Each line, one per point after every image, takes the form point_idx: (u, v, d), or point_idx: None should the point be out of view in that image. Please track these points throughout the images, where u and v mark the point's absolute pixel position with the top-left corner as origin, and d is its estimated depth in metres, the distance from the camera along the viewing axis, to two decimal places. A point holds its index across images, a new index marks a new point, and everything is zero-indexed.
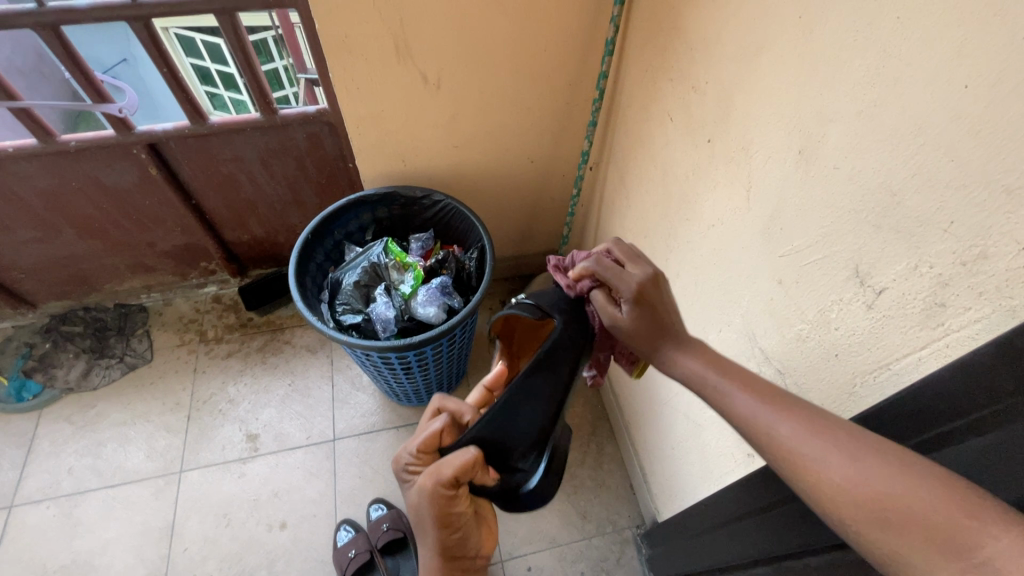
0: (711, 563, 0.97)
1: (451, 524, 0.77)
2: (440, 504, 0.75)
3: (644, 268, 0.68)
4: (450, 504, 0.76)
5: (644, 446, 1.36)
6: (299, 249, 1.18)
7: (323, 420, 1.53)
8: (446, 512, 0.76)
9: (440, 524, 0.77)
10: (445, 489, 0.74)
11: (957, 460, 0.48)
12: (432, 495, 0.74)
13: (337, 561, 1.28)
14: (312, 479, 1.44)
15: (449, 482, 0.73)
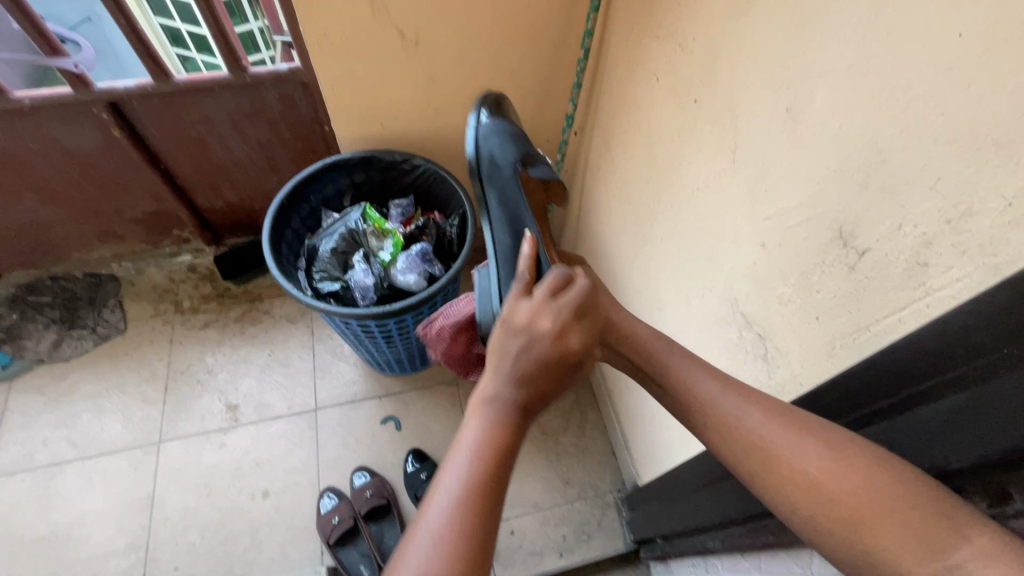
0: (690, 523, 0.99)
1: (506, 431, 0.49)
2: (503, 372, 0.51)
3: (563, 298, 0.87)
4: (544, 369, 0.51)
5: (626, 415, 1.37)
6: (272, 215, 1.14)
7: (305, 390, 1.52)
8: (534, 382, 0.51)
9: (494, 409, 0.50)
10: (567, 336, 0.52)
11: (936, 416, 0.47)
12: (541, 336, 0.51)
13: (321, 528, 1.29)
14: (294, 449, 1.43)
15: (574, 333, 0.53)
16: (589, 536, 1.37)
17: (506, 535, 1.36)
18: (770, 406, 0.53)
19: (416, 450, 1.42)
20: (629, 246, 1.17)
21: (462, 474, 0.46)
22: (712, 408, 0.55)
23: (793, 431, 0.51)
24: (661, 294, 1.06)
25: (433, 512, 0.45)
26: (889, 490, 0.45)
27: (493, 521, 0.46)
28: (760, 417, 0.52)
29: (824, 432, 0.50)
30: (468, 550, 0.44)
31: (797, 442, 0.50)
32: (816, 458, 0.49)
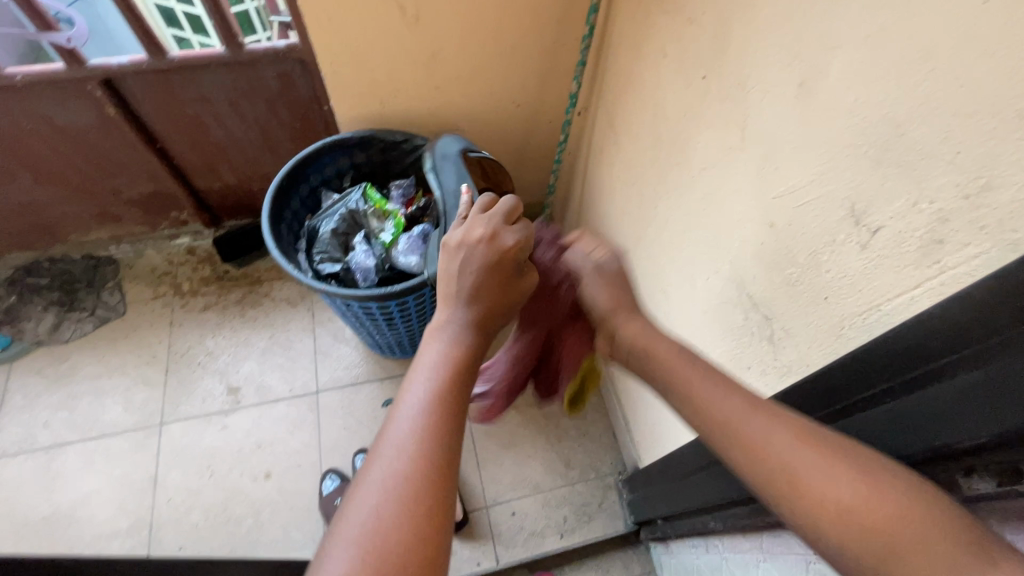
0: (693, 505, 0.99)
1: (459, 344, 0.59)
2: (450, 292, 0.63)
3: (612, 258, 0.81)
4: (483, 278, 0.62)
5: (628, 398, 1.37)
6: (271, 195, 1.13)
7: (306, 372, 1.52)
8: (479, 295, 0.62)
9: (449, 328, 0.60)
10: (499, 241, 0.64)
11: (951, 394, 0.46)
12: (475, 242, 0.64)
13: (323, 509, 1.29)
14: (296, 431, 1.43)
15: (507, 239, 0.65)
16: (590, 518, 1.37)
17: (507, 515, 1.37)
18: (802, 429, 0.51)
19: None
20: (633, 228, 1.16)
21: (421, 379, 0.55)
22: (738, 430, 0.52)
23: (823, 453, 0.49)
24: (665, 276, 1.05)
25: (397, 413, 0.53)
26: (922, 524, 0.43)
27: (453, 415, 0.53)
28: (788, 437, 0.50)
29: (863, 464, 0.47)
30: (430, 437, 0.51)
31: (832, 469, 0.47)
32: (849, 485, 0.46)
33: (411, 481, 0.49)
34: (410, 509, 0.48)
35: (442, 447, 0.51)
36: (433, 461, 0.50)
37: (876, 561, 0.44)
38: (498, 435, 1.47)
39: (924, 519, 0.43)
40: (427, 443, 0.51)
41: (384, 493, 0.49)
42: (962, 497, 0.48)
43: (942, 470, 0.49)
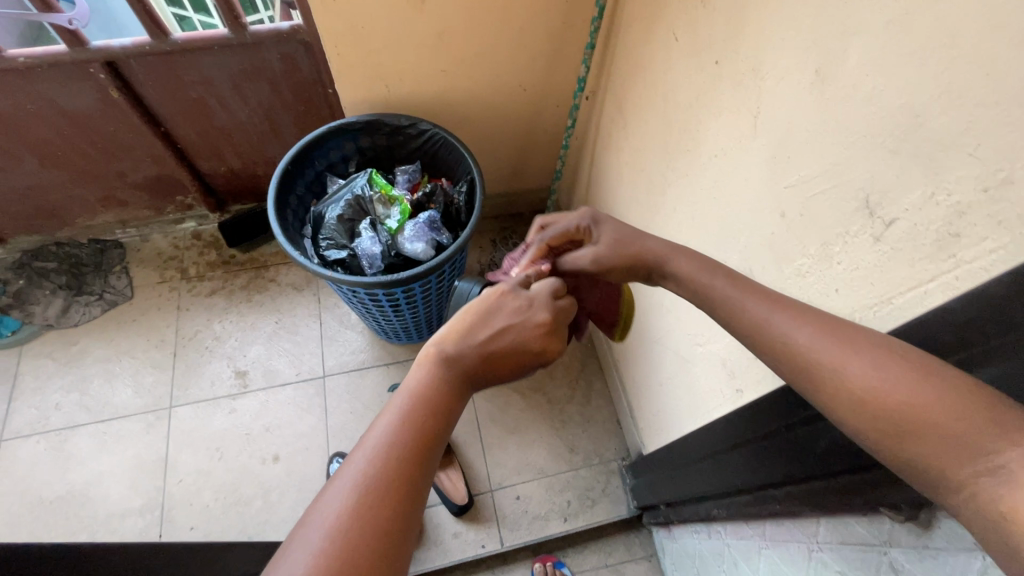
0: (697, 492, 1.00)
1: (442, 391, 0.58)
2: (462, 334, 0.61)
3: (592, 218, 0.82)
4: (499, 341, 0.61)
5: (632, 384, 1.38)
6: (277, 181, 1.12)
7: (312, 357, 1.53)
8: (489, 353, 0.60)
9: (443, 369, 0.59)
10: (529, 313, 0.64)
11: None
12: (504, 306, 0.64)
13: None
14: (303, 414, 1.45)
15: (537, 314, 0.64)
16: (594, 502, 1.39)
17: (512, 499, 1.38)
18: (828, 326, 0.53)
19: None
20: (641, 215, 1.14)
21: (395, 421, 0.54)
22: (769, 331, 0.56)
23: (839, 341, 0.51)
24: None
25: (357, 454, 0.52)
26: (936, 399, 0.43)
27: (412, 469, 0.53)
28: (810, 334, 0.53)
29: (889, 350, 0.48)
30: (384, 489, 0.51)
31: (854, 353, 0.49)
32: (866, 369, 0.47)
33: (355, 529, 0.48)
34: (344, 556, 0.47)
35: (394, 502, 0.51)
36: (376, 524, 0.49)
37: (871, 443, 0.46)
38: (502, 420, 1.48)
39: (937, 394, 0.43)
40: (381, 492, 0.50)
41: (346, 519, 0.49)
42: None
43: None
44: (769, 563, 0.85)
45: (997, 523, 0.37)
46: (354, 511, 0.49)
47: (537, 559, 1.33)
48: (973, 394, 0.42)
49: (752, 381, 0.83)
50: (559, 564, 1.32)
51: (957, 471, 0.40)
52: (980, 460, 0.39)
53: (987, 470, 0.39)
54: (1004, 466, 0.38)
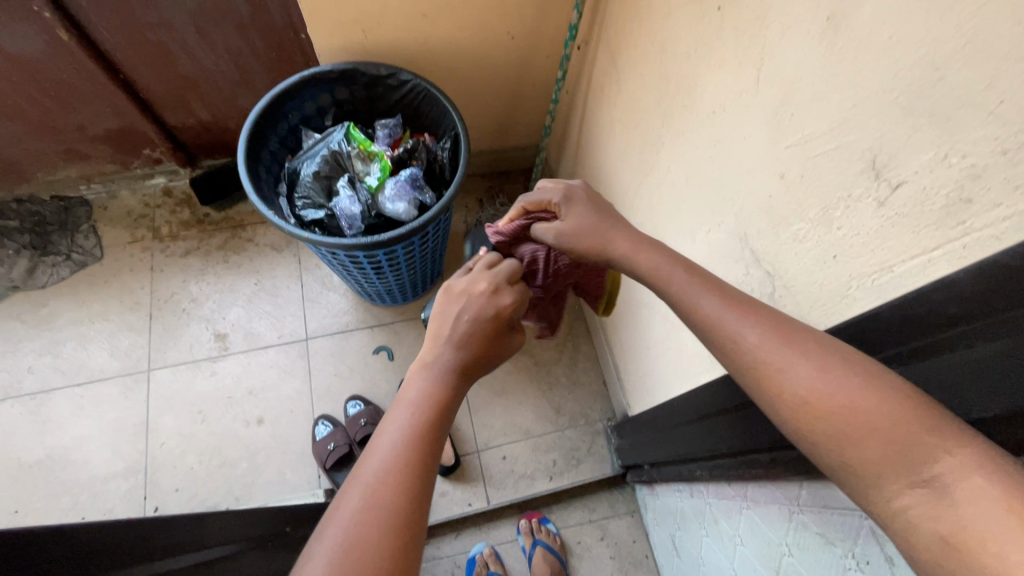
0: (681, 454, 1.01)
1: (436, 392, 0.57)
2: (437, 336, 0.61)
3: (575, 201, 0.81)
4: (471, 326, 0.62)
5: (619, 347, 1.37)
6: (247, 134, 1.04)
7: (295, 320, 1.49)
8: (466, 342, 0.61)
9: (428, 373, 0.58)
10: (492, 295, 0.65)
11: (951, 367, 0.45)
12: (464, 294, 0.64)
13: (317, 454, 1.30)
14: (286, 377, 1.42)
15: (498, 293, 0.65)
16: (579, 461, 1.41)
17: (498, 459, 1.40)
18: (770, 326, 0.54)
19: None
20: (632, 175, 1.10)
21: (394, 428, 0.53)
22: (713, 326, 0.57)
23: (790, 347, 0.51)
24: (663, 227, 1.01)
25: (362, 473, 0.51)
26: (873, 407, 0.45)
27: (421, 477, 0.52)
28: (758, 339, 0.53)
29: (819, 350, 0.50)
30: (395, 497, 0.50)
31: (799, 358, 0.50)
32: (807, 377, 0.49)
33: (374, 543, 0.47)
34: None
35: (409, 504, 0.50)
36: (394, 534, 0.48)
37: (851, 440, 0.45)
38: (489, 383, 1.48)
39: (878, 398, 0.45)
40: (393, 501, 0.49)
41: (363, 534, 0.48)
42: None
43: None
44: (750, 523, 0.87)
45: (937, 538, 0.39)
46: (371, 523, 0.48)
47: (523, 516, 1.37)
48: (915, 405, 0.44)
49: None
50: (544, 521, 1.36)
51: (894, 484, 0.42)
52: (918, 471, 0.41)
53: (924, 482, 0.41)
54: (940, 478, 0.40)
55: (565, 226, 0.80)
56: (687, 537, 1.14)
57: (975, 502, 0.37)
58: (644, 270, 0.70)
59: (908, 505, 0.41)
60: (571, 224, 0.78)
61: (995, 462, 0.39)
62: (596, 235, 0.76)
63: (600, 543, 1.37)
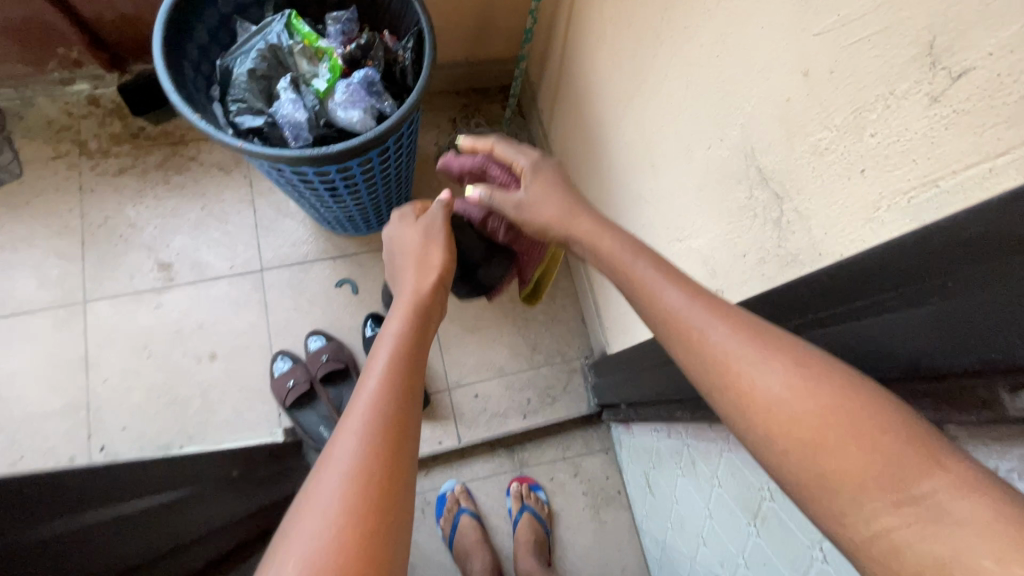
0: (662, 394, 0.95)
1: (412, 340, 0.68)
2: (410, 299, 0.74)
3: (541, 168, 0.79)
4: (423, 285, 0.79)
5: (599, 282, 1.29)
6: (163, 19, 0.86)
7: (248, 249, 1.36)
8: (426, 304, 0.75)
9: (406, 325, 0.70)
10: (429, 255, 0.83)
11: (1000, 303, 0.36)
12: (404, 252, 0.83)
13: (276, 391, 1.22)
14: (240, 310, 1.31)
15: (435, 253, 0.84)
16: (554, 400, 1.36)
17: (470, 398, 1.34)
18: (740, 322, 0.50)
19: (375, 314, 1.32)
20: (623, 86, 0.97)
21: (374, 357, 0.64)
22: (681, 322, 0.53)
23: (760, 346, 0.48)
24: (655, 146, 0.89)
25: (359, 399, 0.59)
26: (860, 415, 0.41)
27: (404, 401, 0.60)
28: (726, 332, 0.49)
29: (790, 350, 0.47)
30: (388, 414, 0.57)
31: (765, 359, 0.47)
32: (781, 377, 0.45)
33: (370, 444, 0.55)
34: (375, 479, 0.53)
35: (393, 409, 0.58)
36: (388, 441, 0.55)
37: (841, 438, 0.40)
38: (461, 319, 1.39)
39: (865, 403, 0.41)
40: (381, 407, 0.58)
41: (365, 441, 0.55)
42: (1006, 418, 0.38)
43: (954, 385, 0.42)
44: (730, 466, 0.83)
45: (929, 565, 0.35)
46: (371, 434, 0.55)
47: (515, 479, 1.33)
48: (901, 420, 0.40)
49: (736, 281, 0.73)
50: (534, 488, 1.32)
51: (875, 501, 0.38)
52: (905, 487, 0.37)
53: (912, 500, 0.37)
54: (932, 496, 0.36)
55: (532, 195, 0.76)
56: (661, 476, 1.12)
57: (969, 526, 0.34)
58: (605, 256, 0.65)
59: (891, 526, 0.37)
60: (535, 193, 0.76)
61: (985, 481, 0.35)
62: (557, 207, 0.73)
63: (573, 479, 1.35)
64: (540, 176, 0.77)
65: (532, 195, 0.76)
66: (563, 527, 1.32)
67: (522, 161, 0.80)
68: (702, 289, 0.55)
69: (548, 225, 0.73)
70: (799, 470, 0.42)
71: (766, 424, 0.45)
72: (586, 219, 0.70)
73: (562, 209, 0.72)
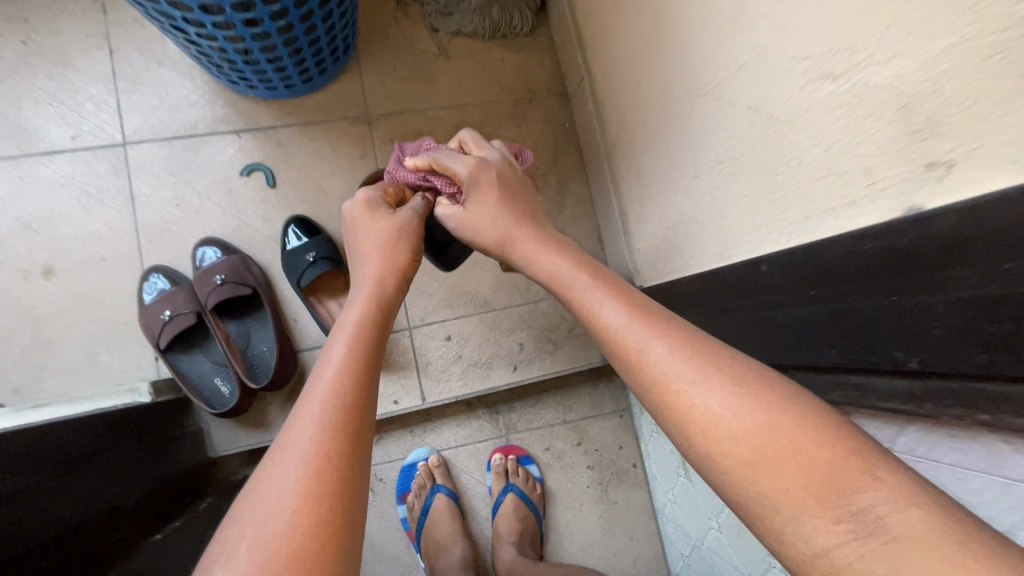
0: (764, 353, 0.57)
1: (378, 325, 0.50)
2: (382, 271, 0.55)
3: (491, 177, 0.59)
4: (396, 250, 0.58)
5: (632, 182, 0.88)
6: None
7: (99, 111, 0.88)
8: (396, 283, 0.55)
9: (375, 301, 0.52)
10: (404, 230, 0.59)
11: None
12: (373, 189, 0.62)
13: (145, 326, 0.81)
14: (91, 204, 0.86)
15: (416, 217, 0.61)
16: (556, 347, 0.99)
17: (441, 341, 0.96)
18: (682, 339, 0.42)
19: (302, 219, 0.89)
20: None
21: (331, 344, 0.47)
22: (619, 343, 0.45)
23: (699, 363, 0.40)
24: None
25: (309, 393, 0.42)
26: (790, 428, 0.35)
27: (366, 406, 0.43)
28: (664, 351, 0.42)
29: (725, 364, 0.39)
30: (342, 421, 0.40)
31: (706, 377, 0.39)
32: (723, 398, 0.38)
33: (324, 447, 0.38)
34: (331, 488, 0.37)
35: (357, 399, 0.42)
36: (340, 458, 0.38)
37: (778, 449, 0.34)
38: None
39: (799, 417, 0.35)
40: (341, 394, 0.41)
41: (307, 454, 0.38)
42: None
43: None
44: None
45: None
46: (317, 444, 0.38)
47: (498, 449, 0.99)
48: (842, 429, 0.34)
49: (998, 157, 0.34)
50: (526, 461, 0.99)
51: (816, 518, 0.32)
52: (845, 501, 0.31)
53: (852, 516, 0.31)
54: (870, 512, 0.31)
55: (474, 212, 0.58)
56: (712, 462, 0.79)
57: (909, 543, 0.29)
58: (547, 276, 0.54)
59: (831, 545, 0.31)
60: (476, 208, 0.58)
61: (924, 495, 0.30)
62: (497, 226, 0.57)
63: (576, 450, 1.02)
64: (487, 184, 0.58)
65: (477, 210, 0.58)
66: (562, 510, 1.00)
67: (460, 173, 0.59)
68: (643, 305, 0.47)
69: (491, 250, 0.59)
70: (739, 487, 0.35)
71: (704, 440, 0.37)
72: (529, 234, 0.56)
73: (508, 214, 0.57)
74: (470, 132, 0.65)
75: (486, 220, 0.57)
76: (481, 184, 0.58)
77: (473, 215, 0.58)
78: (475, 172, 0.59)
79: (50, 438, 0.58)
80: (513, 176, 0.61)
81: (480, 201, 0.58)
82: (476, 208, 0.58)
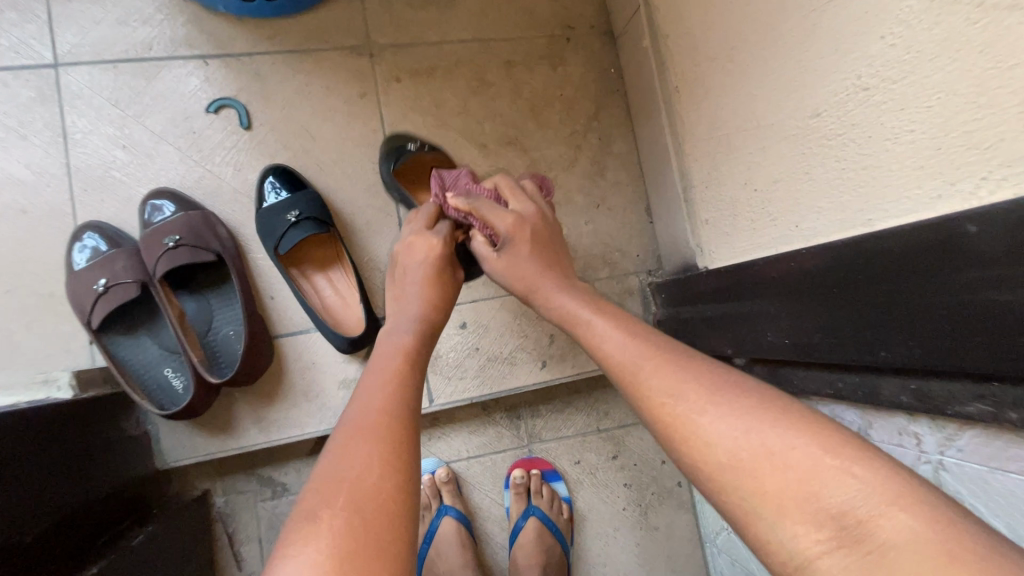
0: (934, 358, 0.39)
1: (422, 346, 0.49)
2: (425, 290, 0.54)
3: (530, 241, 0.54)
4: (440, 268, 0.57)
5: (698, 138, 0.70)
6: None
7: (22, 20, 0.69)
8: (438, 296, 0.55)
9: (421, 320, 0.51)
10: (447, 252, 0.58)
11: None
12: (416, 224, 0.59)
13: (74, 297, 0.63)
14: (10, 141, 0.67)
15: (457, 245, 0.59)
16: None
17: (453, 329, 0.78)
18: (671, 356, 0.41)
19: (284, 169, 0.71)
20: None
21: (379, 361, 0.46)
22: (613, 365, 0.43)
23: (689, 378, 0.38)
24: None
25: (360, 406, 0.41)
26: (764, 429, 0.33)
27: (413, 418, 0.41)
28: (651, 368, 0.40)
29: (712, 377, 0.38)
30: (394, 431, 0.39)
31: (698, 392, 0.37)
32: (716, 413, 0.35)
33: (376, 457, 0.37)
34: (394, 488, 0.36)
35: (409, 418, 0.41)
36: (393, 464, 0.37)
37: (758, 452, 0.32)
38: None
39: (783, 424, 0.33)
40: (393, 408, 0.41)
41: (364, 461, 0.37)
42: None
43: None
44: None
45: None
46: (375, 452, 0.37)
47: (517, 463, 0.82)
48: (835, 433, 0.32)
49: None
50: (552, 479, 0.82)
51: (800, 525, 0.30)
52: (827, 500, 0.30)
53: (835, 519, 0.29)
54: (853, 515, 0.29)
55: (506, 266, 0.55)
56: None
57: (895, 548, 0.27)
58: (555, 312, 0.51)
59: (816, 553, 0.29)
60: (505, 258, 0.55)
61: (912, 492, 0.28)
62: (524, 272, 0.54)
63: (611, 466, 0.85)
64: (525, 245, 0.54)
65: (507, 262, 0.55)
66: (592, 536, 0.83)
67: (497, 230, 0.55)
68: (634, 326, 0.46)
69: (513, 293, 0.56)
70: (721, 492, 0.33)
71: (688, 447, 0.35)
72: (553, 276, 0.53)
73: (544, 260, 0.54)
74: (506, 176, 0.60)
75: (512, 267, 0.54)
76: (518, 245, 0.54)
77: (506, 272, 0.55)
78: (516, 229, 0.54)
79: (5, 442, 0.47)
80: (551, 230, 0.57)
81: (516, 258, 0.54)
82: (512, 264, 0.54)
